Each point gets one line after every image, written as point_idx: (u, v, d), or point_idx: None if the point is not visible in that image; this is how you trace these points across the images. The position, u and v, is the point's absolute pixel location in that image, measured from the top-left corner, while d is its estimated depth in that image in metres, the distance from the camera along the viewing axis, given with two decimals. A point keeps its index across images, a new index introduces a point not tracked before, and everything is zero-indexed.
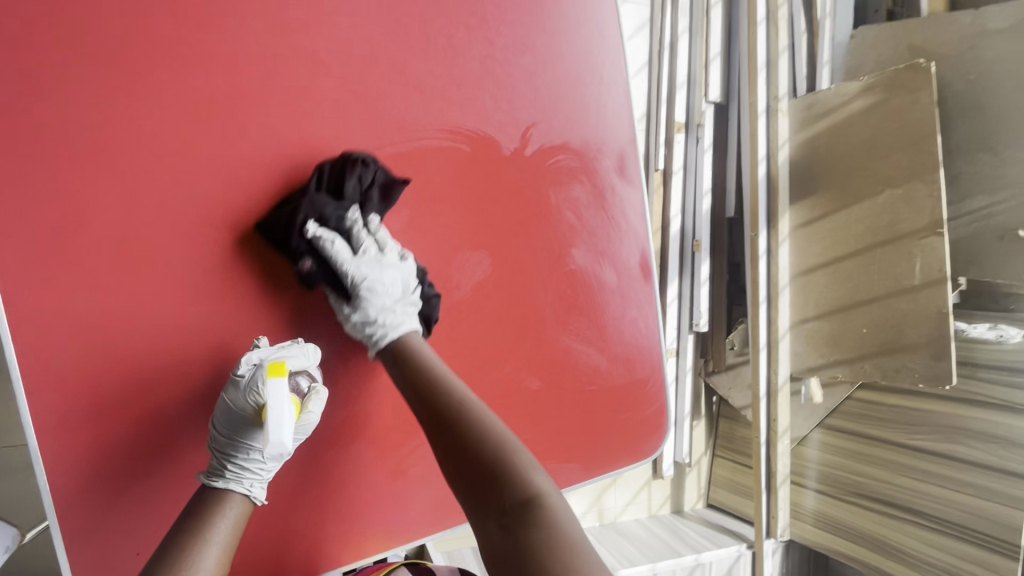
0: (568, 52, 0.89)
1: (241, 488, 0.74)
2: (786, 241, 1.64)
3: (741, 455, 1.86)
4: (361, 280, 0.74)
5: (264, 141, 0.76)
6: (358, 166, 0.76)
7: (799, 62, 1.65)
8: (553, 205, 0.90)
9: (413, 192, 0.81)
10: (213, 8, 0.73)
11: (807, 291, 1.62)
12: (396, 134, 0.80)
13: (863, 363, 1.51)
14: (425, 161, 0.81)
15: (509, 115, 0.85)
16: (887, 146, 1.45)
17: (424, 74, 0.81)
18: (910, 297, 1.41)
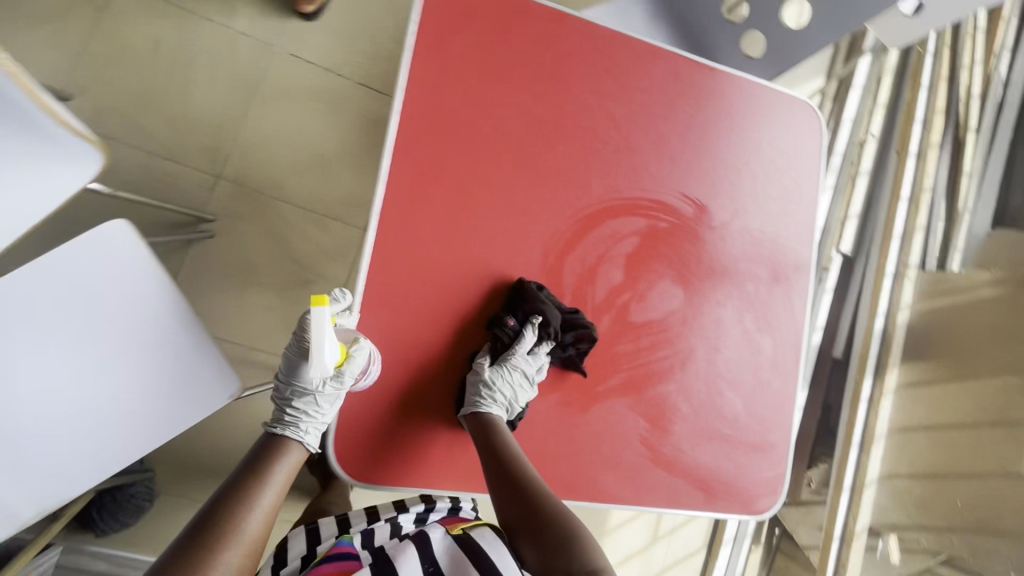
0: (785, 159, 1.06)
1: (297, 435, 0.83)
2: (891, 395, 1.72)
3: None
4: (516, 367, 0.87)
5: (545, 146, 0.93)
6: (609, 194, 0.96)
7: (932, 243, 1.80)
8: (740, 275, 1.02)
9: (641, 227, 0.98)
10: (545, 44, 0.94)
11: (903, 449, 1.66)
12: (644, 181, 0.98)
13: (951, 535, 1.52)
14: (658, 207, 0.98)
15: (728, 194, 1.03)
16: (1008, 336, 1.60)
17: (676, 142, 1.00)
18: (1015, 483, 1.44)
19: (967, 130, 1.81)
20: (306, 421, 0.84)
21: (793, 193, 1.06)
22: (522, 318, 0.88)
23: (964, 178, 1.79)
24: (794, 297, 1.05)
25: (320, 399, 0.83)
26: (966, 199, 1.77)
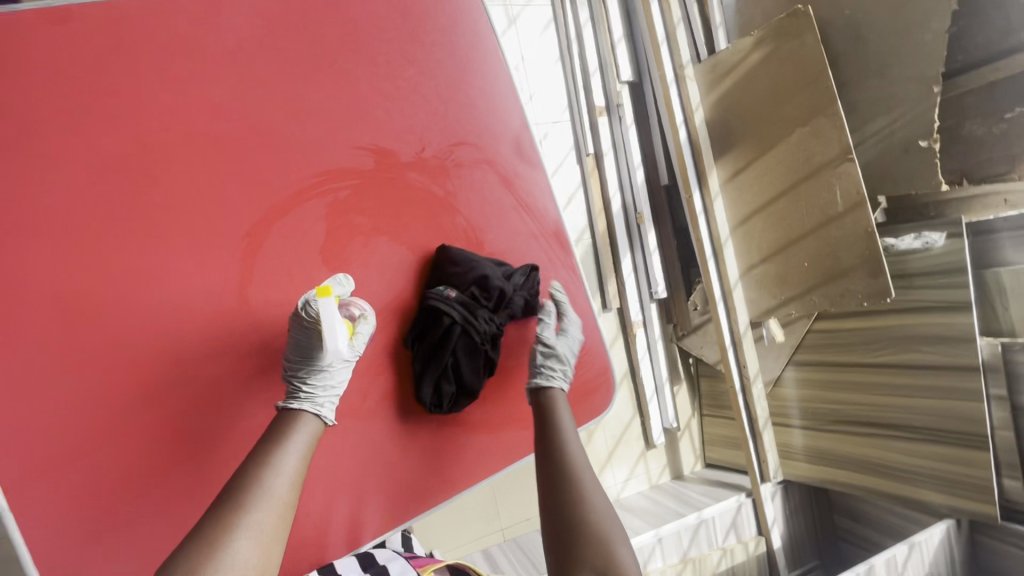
0: (450, 57, 1.03)
1: (312, 407, 0.81)
2: (719, 196, 1.70)
3: (723, 409, 1.89)
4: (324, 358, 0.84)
5: (172, 182, 0.85)
6: (279, 196, 0.90)
7: (696, 30, 1.72)
8: (459, 193, 1.02)
9: (330, 209, 0.93)
10: (104, 77, 0.83)
11: (749, 240, 1.69)
12: (306, 160, 0.91)
13: (811, 295, 1.57)
14: (337, 176, 0.93)
15: (405, 124, 0.98)
16: (788, 90, 1.53)
17: (312, 96, 0.92)
18: (838, 224, 1.48)
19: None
20: (321, 393, 0.83)
21: (478, 93, 1.05)
22: (461, 283, 0.96)
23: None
24: (521, 187, 1.08)
25: (337, 376, 0.85)
26: None
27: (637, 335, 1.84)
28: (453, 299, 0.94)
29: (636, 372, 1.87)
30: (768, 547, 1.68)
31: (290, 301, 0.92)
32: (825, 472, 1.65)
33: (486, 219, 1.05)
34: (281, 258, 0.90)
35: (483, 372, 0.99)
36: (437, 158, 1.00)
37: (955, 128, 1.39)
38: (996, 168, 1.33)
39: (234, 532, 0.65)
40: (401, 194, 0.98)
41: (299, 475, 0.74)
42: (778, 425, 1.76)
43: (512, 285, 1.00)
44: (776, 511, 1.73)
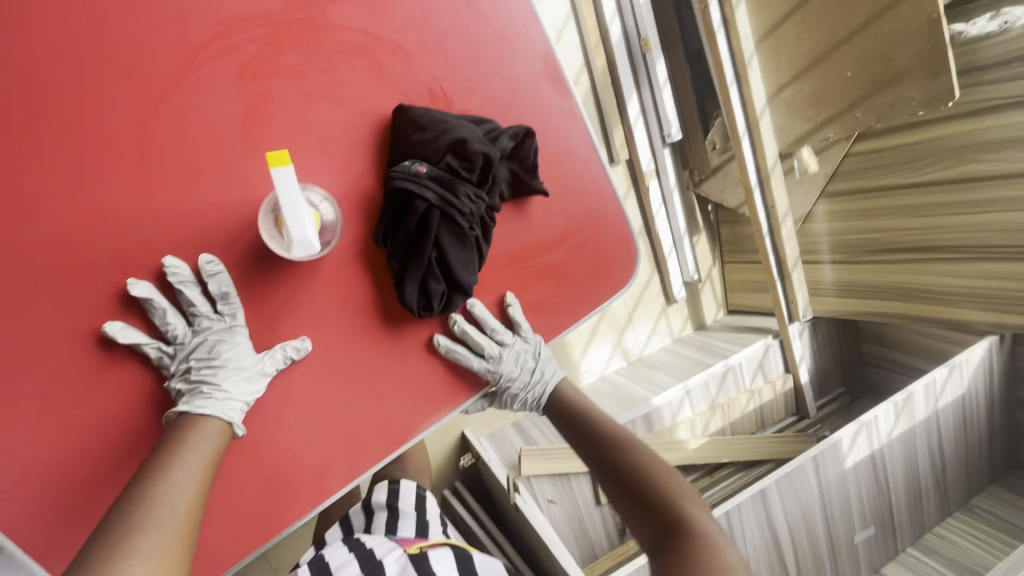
0: None
1: (220, 413, 0.67)
2: (742, 4, 1.39)
3: (750, 253, 1.76)
4: (202, 347, 0.70)
5: (4, 59, 0.61)
6: (168, 65, 0.67)
7: None
8: (412, 29, 0.78)
9: (239, 71, 0.70)
10: None
11: (778, 53, 1.40)
12: (193, 10, 0.67)
13: (853, 111, 1.33)
14: (243, 31, 0.69)
15: None
16: None
17: None
18: (893, 15, 1.18)
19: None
20: (229, 391, 0.68)
21: None
22: (432, 155, 0.76)
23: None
24: (494, 15, 0.83)
25: (230, 374, 0.69)
26: None
27: (652, 186, 1.65)
28: (423, 176, 0.75)
29: (651, 227, 1.72)
30: (796, 383, 1.68)
31: (226, 206, 0.71)
32: (859, 306, 1.55)
33: (455, 59, 0.81)
34: (197, 149, 0.69)
35: (476, 262, 0.81)
36: None
37: None
38: None
39: (127, 554, 0.50)
40: (338, 43, 0.74)
41: (201, 494, 0.58)
42: (807, 263, 1.63)
43: (497, 149, 0.79)
44: (804, 348, 1.68)
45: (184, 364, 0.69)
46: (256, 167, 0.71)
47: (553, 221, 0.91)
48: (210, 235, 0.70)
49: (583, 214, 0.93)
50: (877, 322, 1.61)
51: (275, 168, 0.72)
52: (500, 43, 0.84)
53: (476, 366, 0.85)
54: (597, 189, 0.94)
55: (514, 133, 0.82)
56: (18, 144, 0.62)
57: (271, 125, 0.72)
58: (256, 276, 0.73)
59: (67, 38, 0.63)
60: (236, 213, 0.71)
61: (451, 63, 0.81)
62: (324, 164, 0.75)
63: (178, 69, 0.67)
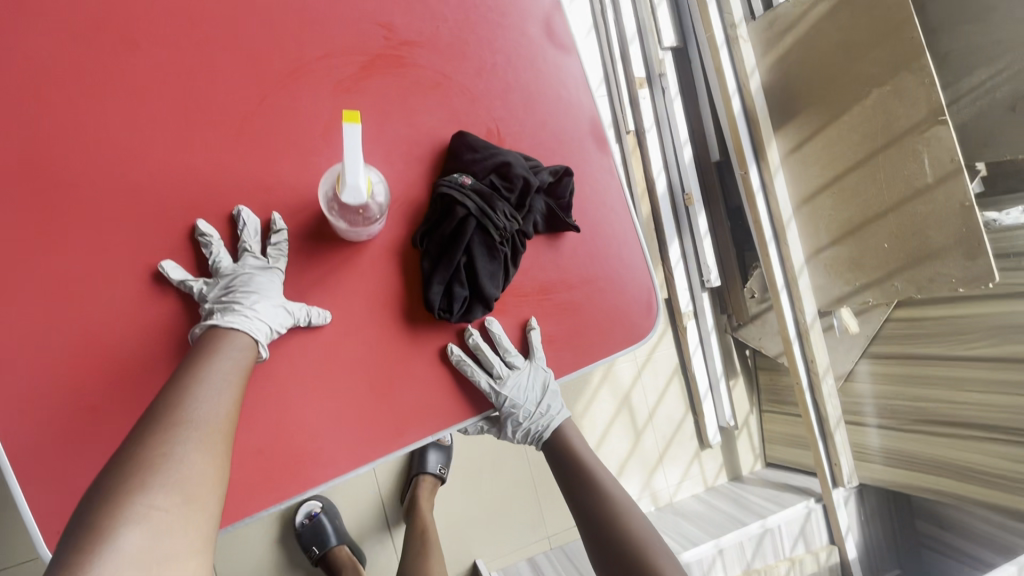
0: None
1: (245, 330, 0.70)
2: (780, 171, 1.49)
3: (787, 405, 1.66)
4: (240, 280, 0.74)
5: (156, 60, 0.74)
6: (278, 82, 0.78)
7: None
8: (480, 81, 0.87)
9: (335, 96, 0.80)
10: None
11: (816, 218, 1.47)
12: (308, 44, 0.79)
13: (892, 281, 1.34)
14: (343, 66, 0.80)
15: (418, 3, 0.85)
16: (864, 44, 1.29)
17: None
18: (927, 198, 1.24)
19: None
20: (258, 315, 0.71)
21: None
22: (479, 173, 0.82)
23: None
24: (553, 81, 0.92)
25: (260, 305, 0.72)
26: None
27: (688, 327, 1.65)
28: (467, 186, 0.81)
29: (688, 367, 1.70)
30: (841, 557, 1.49)
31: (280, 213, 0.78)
32: (909, 478, 1.41)
33: (511, 107, 0.89)
34: (266, 160, 0.77)
35: (502, 277, 0.83)
36: (458, 46, 0.86)
37: None
38: None
39: (176, 445, 0.54)
40: (408, 96, 0.84)
41: (235, 407, 0.62)
42: (851, 423, 1.53)
43: (537, 178, 0.84)
44: (850, 517, 1.50)
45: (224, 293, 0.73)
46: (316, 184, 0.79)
47: (576, 285, 0.90)
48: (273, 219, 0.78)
49: (607, 284, 0.91)
50: (933, 500, 1.44)
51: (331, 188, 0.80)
52: (553, 104, 0.92)
53: (482, 383, 0.82)
54: (625, 261, 0.93)
55: (554, 170, 0.87)
56: (131, 134, 0.73)
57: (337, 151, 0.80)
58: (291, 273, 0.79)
59: (206, 52, 0.76)
60: (286, 214, 0.78)
61: (508, 109, 0.89)
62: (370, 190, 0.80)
63: (271, 100, 0.77)
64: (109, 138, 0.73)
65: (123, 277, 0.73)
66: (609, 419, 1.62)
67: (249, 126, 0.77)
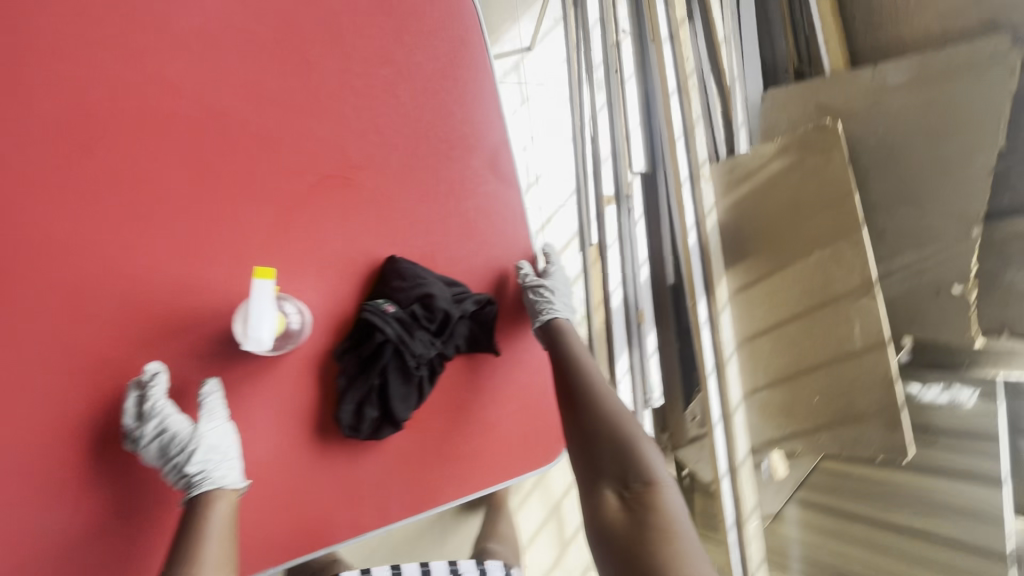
0: (436, 101, 1.03)
1: (213, 484, 0.81)
2: (728, 308, 1.52)
3: (710, 530, 1.69)
4: (169, 442, 0.81)
5: (145, 174, 0.85)
6: (253, 205, 0.91)
7: (716, 130, 1.57)
8: (435, 227, 1.03)
9: (302, 223, 0.94)
10: (92, 62, 0.82)
11: (755, 359, 1.49)
12: (284, 178, 0.93)
13: (818, 434, 1.37)
14: (312, 200, 0.94)
15: (383, 153, 0.99)
16: (809, 207, 1.38)
17: (303, 121, 0.94)
18: (856, 362, 1.30)
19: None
20: (213, 467, 0.81)
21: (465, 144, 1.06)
22: (403, 300, 0.96)
23: (722, 46, 1.56)
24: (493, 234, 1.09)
25: (200, 456, 0.81)
26: (732, 69, 1.57)
27: None
28: (389, 313, 0.94)
29: None
30: None
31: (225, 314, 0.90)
32: None
33: (458, 252, 1.06)
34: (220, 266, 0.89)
35: (414, 398, 0.98)
36: (414, 195, 1.01)
37: (996, 273, 1.22)
38: None
39: None
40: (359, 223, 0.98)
41: None
42: (774, 564, 1.53)
43: (458, 309, 0.99)
44: None
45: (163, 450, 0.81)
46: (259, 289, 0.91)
47: (490, 413, 1.09)
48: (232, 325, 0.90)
49: (514, 410, 1.11)
50: None
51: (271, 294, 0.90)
52: (490, 251, 1.09)
53: (526, 275, 1.09)
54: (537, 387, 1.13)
55: (476, 300, 1.03)
56: (112, 237, 0.84)
57: (285, 265, 0.93)
58: (229, 361, 0.90)
59: (191, 172, 0.87)
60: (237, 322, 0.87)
61: (456, 257, 1.06)
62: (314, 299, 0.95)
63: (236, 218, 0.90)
64: (89, 237, 0.82)
65: (88, 358, 0.83)
66: (540, 524, 1.58)
67: (215, 242, 0.89)
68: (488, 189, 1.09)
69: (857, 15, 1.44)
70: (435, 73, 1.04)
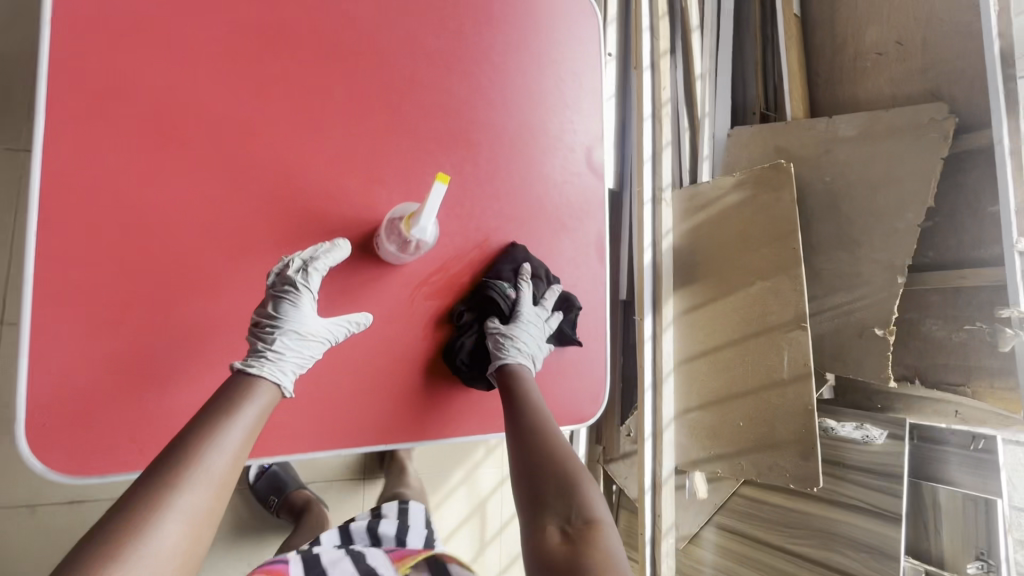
0: (390, 21, 0.84)
1: (274, 376, 0.67)
2: (671, 328, 1.58)
3: (630, 548, 1.73)
4: (292, 316, 0.71)
5: None
6: (137, 97, 0.71)
7: (682, 157, 1.65)
8: (369, 158, 0.82)
9: (194, 128, 0.73)
10: None
11: (691, 381, 1.53)
12: (184, 71, 0.73)
13: (740, 459, 1.41)
14: (211, 104, 0.74)
15: (313, 64, 0.79)
16: (755, 240, 1.46)
17: (222, 11, 0.75)
18: (781, 391, 1.35)
19: (690, 29, 1.66)
20: (289, 359, 0.70)
21: (418, 75, 0.85)
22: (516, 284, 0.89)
23: (697, 81, 1.66)
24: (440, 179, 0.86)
25: (279, 351, 0.69)
26: (703, 104, 1.65)
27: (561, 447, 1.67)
28: (509, 298, 0.88)
29: None
30: None
31: (62, 266, 0.66)
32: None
33: (392, 190, 0.83)
34: (71, 205, 0.67)
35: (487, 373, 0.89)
36: (347, 117, 0.80)
37: (915, 322, 1.31)
38: (951, 376, 1.25)
39: (176, 497, 0.54)
40: (267, 170, 0.76)
41: (249, 438, 0.62)
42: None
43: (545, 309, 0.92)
44: None
45: (262, 336, 0.70)
46: (124, 238, 0.69)
47: (408, 391, 0.84)
48: (73, 236, 0.67)
49: (453, 397, 0.88)
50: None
51: (140, 243, 0.70)
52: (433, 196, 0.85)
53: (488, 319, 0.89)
54: (587, 354, 0.98)
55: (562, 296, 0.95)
56: None
57: (165, 197, 0.71)
58: (62, 302, 0.66)
59: (63, 44, 0.68)
60: (93, 236, 0.68)
61: (390, 193, 0.83)
62: (189, 262, 0.72)
63: (107, 144, 0.69)
64: None
65: None
66: (460, 520, 1.57)
67: (72, 131, 0.68)
68: (432, 124, 0.86)
69: (821, 72, 1.52)
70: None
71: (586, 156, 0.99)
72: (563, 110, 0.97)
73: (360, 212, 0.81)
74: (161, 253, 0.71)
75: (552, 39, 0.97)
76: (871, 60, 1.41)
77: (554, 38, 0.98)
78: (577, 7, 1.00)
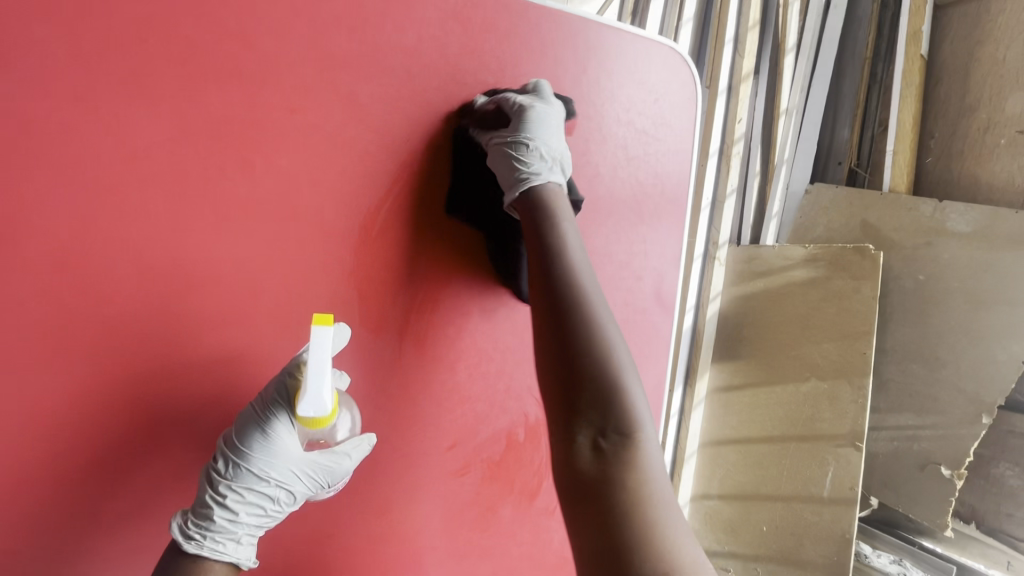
0: (430, 127, 0.66)
1: (229, 553, 0.55)
2: (701, 405, 1.40)
3: None
4: (256, 454, 0.56)
5: None
6: (105, 231, 0.55)
7: (746, 209, 1.40)
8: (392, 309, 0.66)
9: (176, 272, 0.58)
10: None
11: (715, 467, 1.40)
12: (165, 196, 0.57)
13: (756, 564, 1.30)
14: (198, 242, 0.58)
15: (330, 187, 0.62)
16: (820, 332, 1.25)
17: (217, 116, 0.58)
18: (816, 508, 1.23)
19: (784, 51, 1.35)
20: (246, 521, 0.56)
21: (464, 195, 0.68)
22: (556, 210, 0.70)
23: (782, 117, 1.37)
24: (474, 324, 0.71)
25: (236, 509, 0.56)
26: (783, 148, 1.38)
27: None
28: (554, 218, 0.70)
29: None
30: None
31: (14, 451, 0.54)
32: None
33: (416, 346, 0.68)
34: (25, 369, 0.54)
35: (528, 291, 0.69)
36: (365, 252, 0.64)
37: (987, 461, 1.14)
38: (1015, 529, 1.12)
39: None
40: (263, 323, 0.62)
41: None
42: None
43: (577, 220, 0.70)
44: None
45: (217, 476, 0.56)
46: (87, 415, 0.56)
47: None
48: (21, 410, 0.54)
49: None
50: None
51: (111, 418, 0.57)
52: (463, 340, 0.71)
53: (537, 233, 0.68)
54: None
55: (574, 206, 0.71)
56: None
57: (137, 359, 0.57)
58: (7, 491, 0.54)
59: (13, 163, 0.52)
60: (50, 409, 0.55)
61: (412, 347, 0.68)
62: (165, 438, 0.59)
63: (64, 291, 0.55)
64: None
65: None
66: None
67: (22, 278, 0.53)
68: (471, 255, 0.70)
69: (936, 134, 1.25)
70: (437, 86, 0.65)
71: (655, 285, 0.80)
72: (635, 226, 0.77)
73: (373, 373, 0.66)
74: (129, 428, 0.58)
75: (634, 135, 0.76)
76: (1007, 138, 1.14)
77: (638, 130, 0.76)
78: (673, 85, 0.77)
